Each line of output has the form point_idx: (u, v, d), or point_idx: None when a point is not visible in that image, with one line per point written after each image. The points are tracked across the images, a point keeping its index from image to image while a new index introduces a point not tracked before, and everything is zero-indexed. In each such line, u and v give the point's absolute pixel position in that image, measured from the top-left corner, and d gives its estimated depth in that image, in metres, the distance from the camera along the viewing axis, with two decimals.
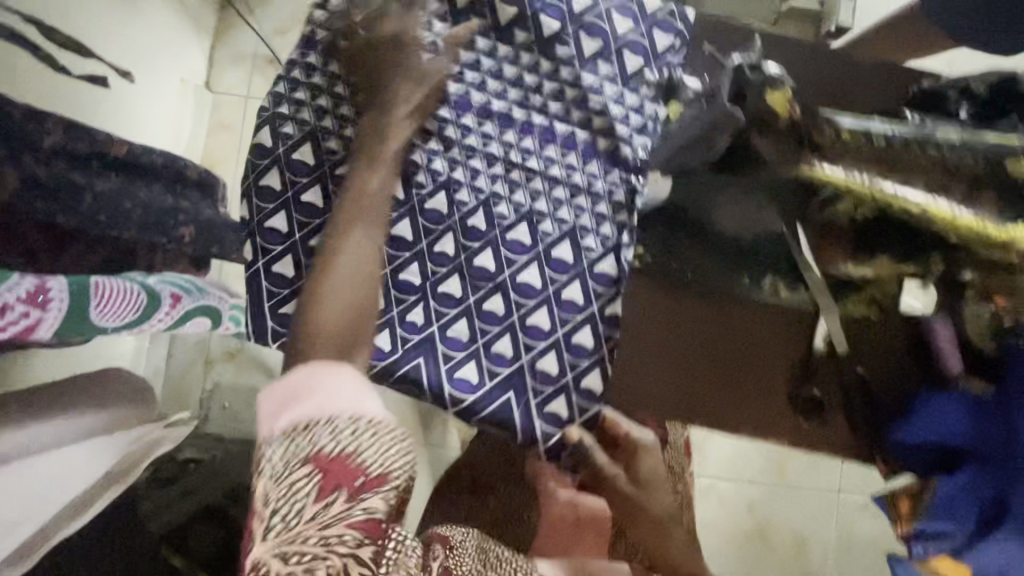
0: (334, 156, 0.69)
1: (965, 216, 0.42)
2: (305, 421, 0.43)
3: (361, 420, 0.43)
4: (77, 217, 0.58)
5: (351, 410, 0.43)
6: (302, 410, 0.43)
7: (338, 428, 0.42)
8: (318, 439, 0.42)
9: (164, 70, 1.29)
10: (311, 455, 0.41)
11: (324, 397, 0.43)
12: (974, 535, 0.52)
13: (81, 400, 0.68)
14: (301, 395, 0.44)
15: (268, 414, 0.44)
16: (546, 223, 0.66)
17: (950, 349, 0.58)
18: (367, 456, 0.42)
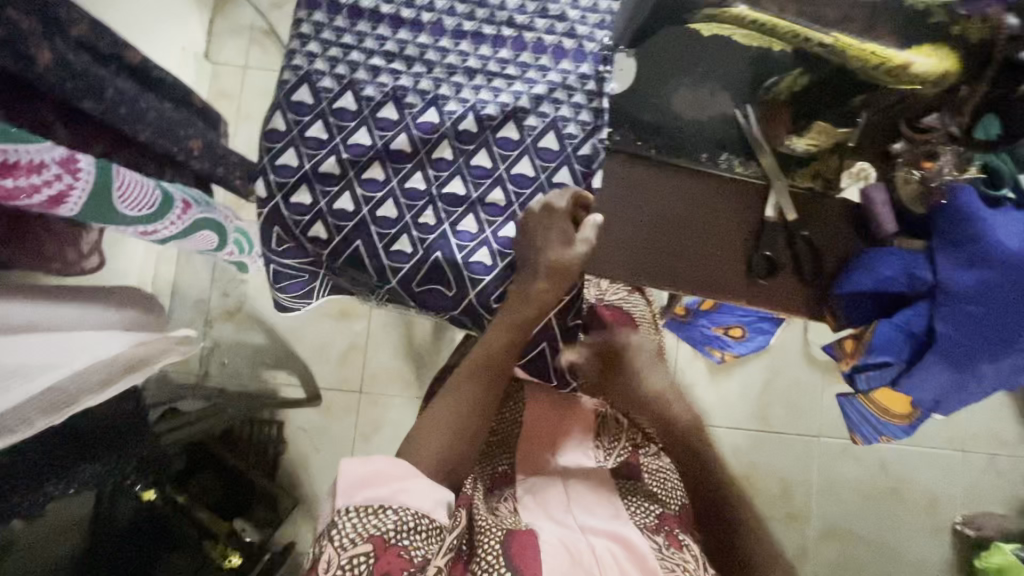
0: (329, 91, 0.65)
1: (870, 43, 0.47)
2: (379, 503, 0.56)
3: (423, 517, 0.58)
4: (103, 104, 0.64)
5: (414, 504, 0.58)
6: (381, 496, 0.56)
7: (417, 518, 0.57)
8: (386, 523, 0.55)
9: (167, 36, 1.37)
10: (375, 534, 0.54)
11: (396, 492, 0.57)
12: (907, 361, 0.61)
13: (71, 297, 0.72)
14: (389, 482, 0.58)
15: (345, 489, 0.57)
16: (531, 120, 0.67)
17: (884, 209, 0.65)
18: (414, 544, 0.56)
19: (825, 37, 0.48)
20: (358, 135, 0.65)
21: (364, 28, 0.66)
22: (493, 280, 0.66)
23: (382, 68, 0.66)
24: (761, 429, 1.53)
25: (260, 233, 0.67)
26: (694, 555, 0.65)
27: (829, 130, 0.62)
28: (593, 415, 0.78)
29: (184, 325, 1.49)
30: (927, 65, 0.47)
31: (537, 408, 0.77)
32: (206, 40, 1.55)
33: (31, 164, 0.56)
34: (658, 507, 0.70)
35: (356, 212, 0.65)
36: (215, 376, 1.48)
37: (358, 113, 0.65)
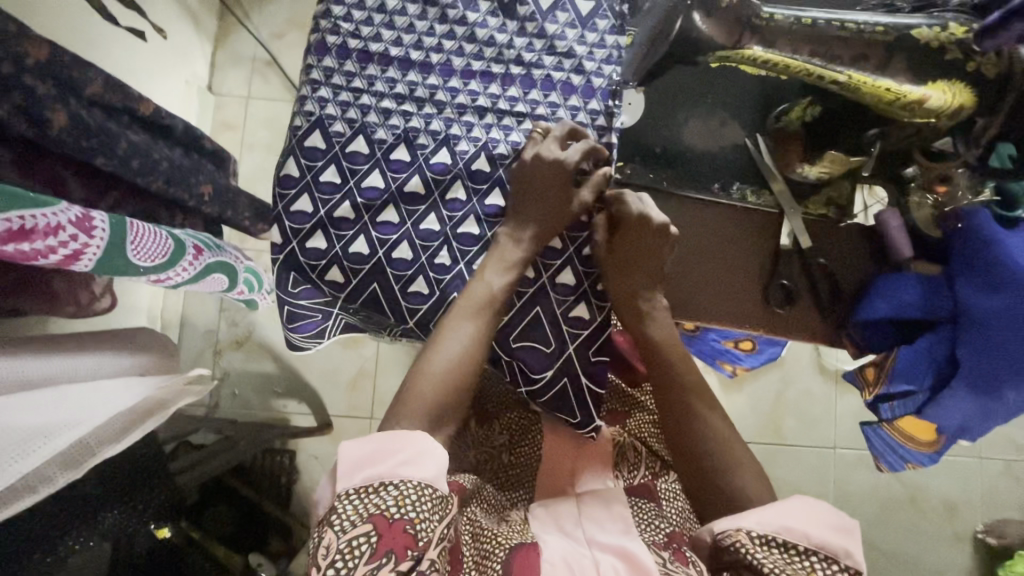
0: (341, 136, 0.66)
1: (885, 80, 0.47)
2: (379, 480, 0.48)
3: (427, 489, 0.48)
4: (115, 159, 0.65)
5: (418, 476, 0.48)
6: (379, 471, 0.48)
7: (421, 492, 0.47)
8: (386, 500, 0.47)
9: (171, 72, 1.38)
10: (375, 515, 0.46)
11: (400, 461, 0.48)
12: (931, 389, 0.61)
13: (89, 347, 0.73)
14: (387, 454, 0.49)
15: (342, 468, 0.48)
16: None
17: (900, 235, 0.64)
18: (420, 518, 0.46)
19: (839, 74, 0.48)
20: (372, 178, 0.65)
21: (374, 71, 0.66)
22: (511, 319, 0.66)
23: (393, 110, 0.66)
24: (776, 442, 1.51)
25: (276, 276, 0.67)
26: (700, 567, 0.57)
27: (842, 159, 0.63)
28: (611, 445, 0.77)
29: (194, 356, 1.49)
30: (940, 99, 0.47)
31: (555, 436, 0.76)
32: (209, 72, 1.57)
33: (47, 227, 0.56)
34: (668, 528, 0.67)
35: (372, 255, 0.65)
36: (225, 408, 1.47)
37: (371, 156, 0.66)
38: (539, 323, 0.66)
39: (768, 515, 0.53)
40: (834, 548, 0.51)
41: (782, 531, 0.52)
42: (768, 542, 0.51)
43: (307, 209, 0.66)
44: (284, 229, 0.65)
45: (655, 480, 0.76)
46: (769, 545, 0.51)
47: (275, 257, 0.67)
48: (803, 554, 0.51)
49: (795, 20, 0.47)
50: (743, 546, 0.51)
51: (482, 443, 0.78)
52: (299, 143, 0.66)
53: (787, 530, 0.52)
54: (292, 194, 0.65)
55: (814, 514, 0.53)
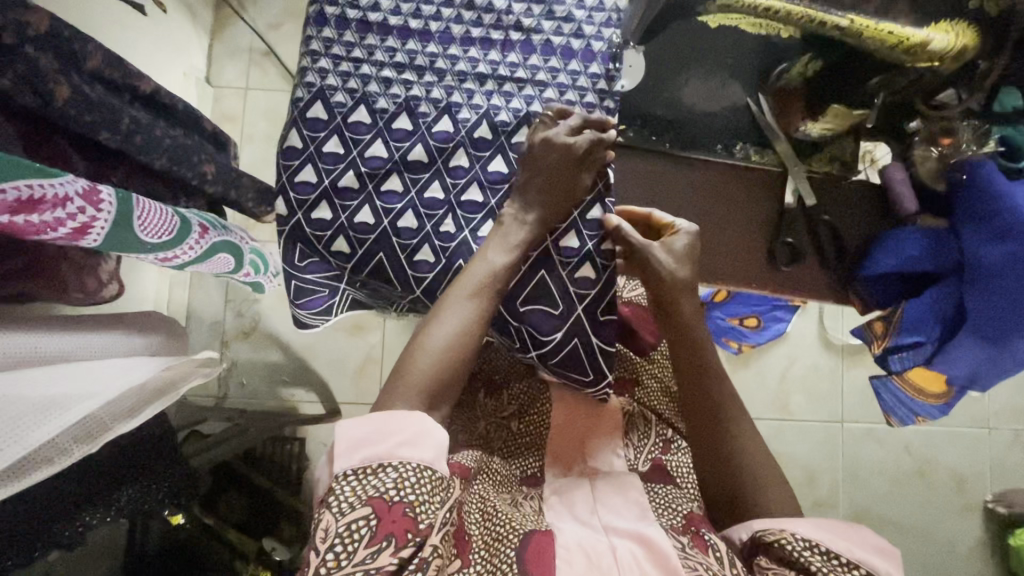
0: (343, 106, 0.66)
1: (887, 23, 0.47)
2: (377, 462, 0.47)
3: (426, 471, 0.47)
4: (118, 134, 0.65)
5: (418, 458, 0.48)
6: (377, 452, 0.47)
7: (420, 474, 0.47)
8: (386, 482, 0.46)
9: (169, 63, 1.38)
10: (374, 497, 0.45)
11: (398, 442, 0.48)
12: (939, 341, 0.61)
13: (93, 327, 0.73)
14: (386, 437, 0.48)
15: (340, 450, 0.48)
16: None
17: (905, 188, 0.65)
18: (419, 501, 0.46)
19: (840, 19, 0.48)
20: (374, 147, 0.66)
21: (373, 41, 0.67)
22: (516, 285, 0.66)
23: (394, 79, 0.66)
24: (783, 418, 1.51)
25: (284, 250, 0.68)
26: (721, 555, 0.56)
27: (846, 113, 0.62)
28: (621, 414, 0.78)
29: (200, 347, 1.50)
30: (945, 40, 0.47)
31: (566, 409, 0.77)
32: (207, 64, 1.57)
33: (56, 198, 0.56)
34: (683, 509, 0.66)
35: (377, 225, 0.66)
36: (233, 398, 1.49)
37: (373, 126, 0.66)
38: (546, 286, 0.66)
39: (818, 527, 0.55)
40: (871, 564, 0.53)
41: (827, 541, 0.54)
42: (815, 547, 0.53)
43: (312, 180, 0.66)
44: (290, 201, 0.66)
45: (665, 453, 0.76)
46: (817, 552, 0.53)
47: (282, 229, 0.67)
48: (846, 567, 0.52)
49: None
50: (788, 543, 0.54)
51: (491, 414, 0.80)
52: (301, 115, 0.66)
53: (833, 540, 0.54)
54: (298, 160, 0.66)
55: (858, 536, 0.55)
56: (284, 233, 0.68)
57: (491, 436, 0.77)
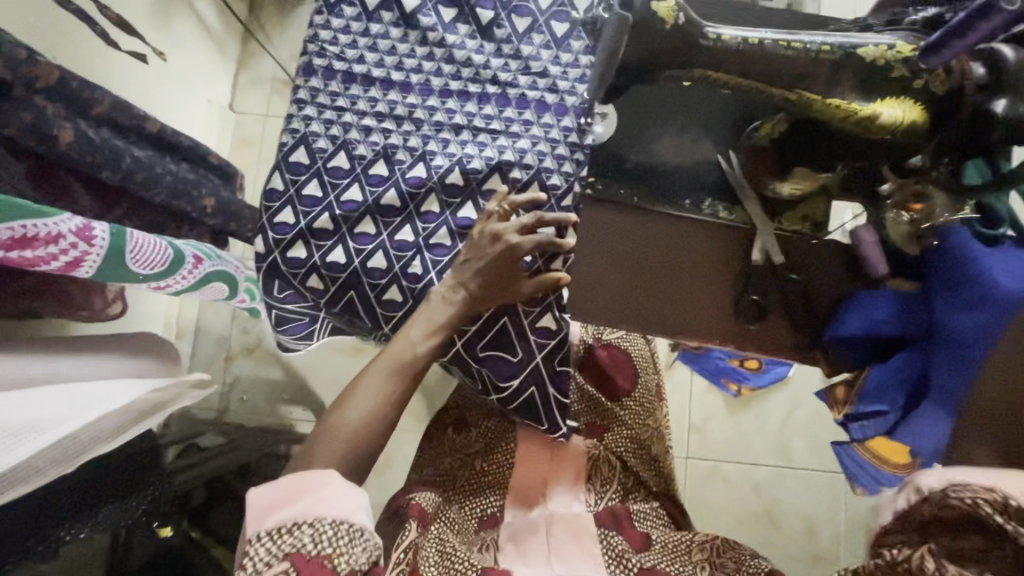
0: (324, 151, 0.73)
1: (837, 97, 0.47)
2: (292, 521, 0.54)
3: (342, 524, 0.55)
4: (119, 172, 0.70)
5: (332, 513, 0.55)
6: (294, 512, 0.54)
7: (336, 528, 0.54)
8: (303, 538, 0.53)
9: (193, 92, 1.47)
10: (292, 551, 0.53)
11: (314, 501, 0.55)
12: (902, 410, 0.59)
13: (86, 344, 0.80)
14: (298, 498, 0.55)
15: (256, 514, 0.55)
16: (516, 172, 0.71)
17: (874, 250, 0.64)
18: (337, 553, 0.53)
19: (786, 92, 0.49)
20: (351, 192, 0.72)
21: (356, 91, 0.73)
22: (478, 330, 0.71)
23: (374, 128, 0.72)
24: (782, 466, 1.47)
25: (263, 284, 0.74)
26: None
27: (810, 176, 0.63)
28: (585, 457, 0.82)
29: (207, 361, 1.56)
30: (896, 114, 0.47)
31: (531, 453, 0.80)
32: (231, 92, 1.66)
33: (49, 235, 0.61)
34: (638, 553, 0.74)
35: (348, 264, 0.72)
36: (234, 413, 1.53)
37: (351, 171, 0.72)
38: (508, 333, 0.71)
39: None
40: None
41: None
42: None
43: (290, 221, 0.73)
44: (266, 241, 0.72)
45: (628, 496, 0.83)
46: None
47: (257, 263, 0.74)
48: None
49: (743, 39, 0.48)
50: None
51: (457, 449, 0.82)
52: (286, 157, 0.73)
53: None
54: (283, 196, 0.73)
55: None
56: (263, 267, 0.74)
57: (452, 472, 0.81)
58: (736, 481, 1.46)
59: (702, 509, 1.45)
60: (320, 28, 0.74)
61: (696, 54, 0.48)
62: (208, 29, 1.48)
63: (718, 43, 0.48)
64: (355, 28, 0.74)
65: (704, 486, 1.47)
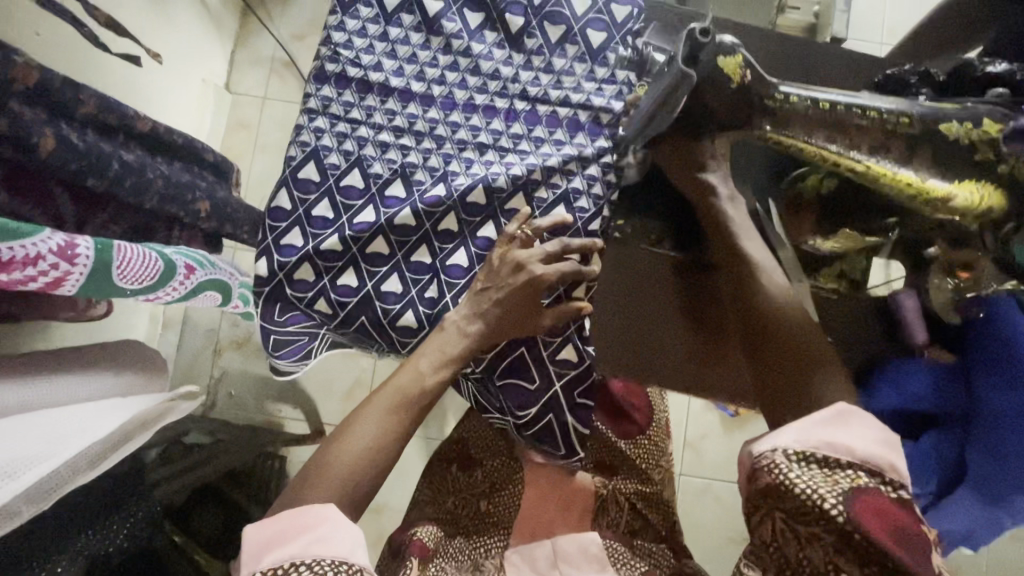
0: (336, 168, 0.68)
1: (907, 174, 0.43)
2: (289, 561, 0.49)
3: (341, 565, 0.49)
4: (106, 181, 0.64)
5: (331, 553, 0.50)
6: (289, 553, 0.49)
7: (335, 569, 0.49)
8: None
9: (188, 71, 1.39)
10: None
11: (311, 540, 0.50)
12: (937, 493, 0.56)
13: (67, 363, 0.76)
14: (296, 536, 0.50)
15: (251, 555, 0.50)
16: (542, 191, 0.66)
17: (915, 319, 0.62)
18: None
19: (858, 163, 0.43)
20: (364, 213, 0.67)
21: (373, 102, 0.68)
22: (495, 356, 0.68)
23: (391, 144, 0.68)
24: None
25: (264, 309, 0.69)
26: None
27: (856, 237, 0.59)
28: (592, 497, 0.80)
29: (194, 353, 1.50)
30: (968, 196, 0.42)
31: (538, 490, 0.80)
32: (228, 70, 1.57)
33: (27, 258, 0.55)
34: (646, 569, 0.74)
35: (359, 287, 0.67)
36: (221, 407, 1.49)
37: (366, 191, 0.67)
38: (525, 362, 0.67)
39: (808, 429, 0.51)
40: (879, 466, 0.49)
41: (890, 470, 0.49)
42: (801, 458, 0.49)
43: (298, 243, 0.68)
44: (269, 264, 0.68)
45: (632, 539, 0.79)
46: (805, 461, 0.49)
47: (259, 289, 0.69)
48: (841, 467, 0.49)
49: (811, 102, 0.43)
50: (779, 465, 0.49)
51: (461, 487, 0.81)
52: (293, 175, 0.69)
53: (827, 445, 0.50)
54: (292, 216, 0.68)
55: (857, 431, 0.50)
56: (261, 285, 0.68)
57: (456, 510, 0.79)
58: (729, 500, 1.46)
59: (694, 527, 1.45)
60: (333, 29, 0.68)
61: (759, 116, 0.44)
62: (205, 4, 1.39)
63: (785, 104, 0.43)
64: (373, 32, 0.68)
65: (696, 504, 1.46)
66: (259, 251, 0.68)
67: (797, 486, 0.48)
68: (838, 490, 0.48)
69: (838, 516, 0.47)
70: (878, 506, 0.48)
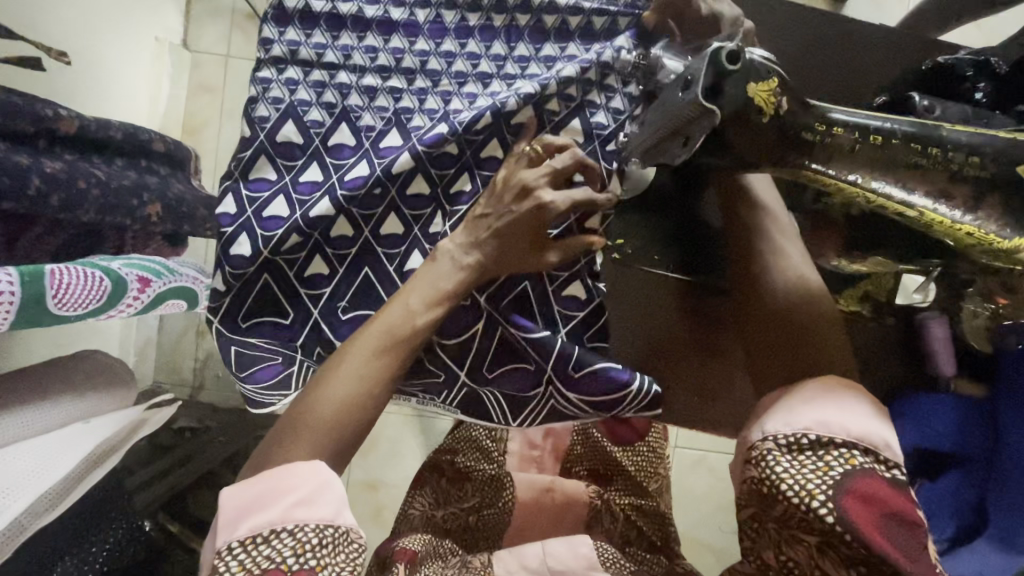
0: (320, 125, 0.59)
1: (969, 224, 0.35)
2: (269, 527, 0.43)
3: (327, 528, 0.44)
4: (26, 200, 0.57)
5: (318, 517, 0.44)
6: (269, 518, 0.43)
7: (321, 534, 0.44)
8: (283, 547, 0.43)
9: (138, 28, 1.24)
10: (268, 569, 0.42)
11: (293, 503, 0.44)
12: (949, 541, 0.51)
13: (29, 386, 0.70)
14: (276, 498, 0.44)
15: (225, 520, 0.44)
16: (553, 105, 0.57)
17: (944, 349, 0.58)
18: (322, 565, 0.43)
19: (909, 209, 0.36)
20: (357, 168, 0.57)
21: (348, 41, 0.59)
22: (494, 293, 0.57)
23: (379, 88, 0.59)
24: None
25: (230, 308, 0.59)
26: None
27: (888, 264, 0.51)
28: (586, 506, 0.79)
29: (175, 335, 1.44)
30: None
31: (532, 500, 0.79)
32: (183, 25, 1.40)
33: None
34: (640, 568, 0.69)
35: (357, 237, 0.58)
36: (209, 389, 1.45)
37: (358, 147, 0.58)
38: (528, 301, 0.58)
39: (797, 416, 0.46)
40: (875, 439, 0.44)
41: (885, 448, 0.44)
42: (793, 448, 0.45)
43: (283, 213, 0.58)
44: (251, 255, 0.57)
45: (625, 546, 0.74)
46: (800, 452, 0.44)
47: (241, 272, 0.57)
48: (839, 446, 0.44)
49: (860, 134, 0.35)
50: (769, 456, 0.45)
51: (452, 500, 0.77)
52: (269, 139, 0.59)
53: (821, 425, 0.44)
54: (276, 184, 0.58)
55: (847, 406, 0.46)
56: (226, 279, 0.58)
57: (446, 526, 0.74)
58: (723, 472, 1.46)
59: (688, 497, 1.46)
60: None
61: (794, 151, 0.36)
62: None
63: (828, 137, 0.35)
64: None
65: (692, 475, 1.45)
66: (238, 227, 0.58)
67: (784, 481, 0.43)
68: (829, 480, 0.42)
69: (827, 517, 0.41)
70: (870, 493, 0.42)
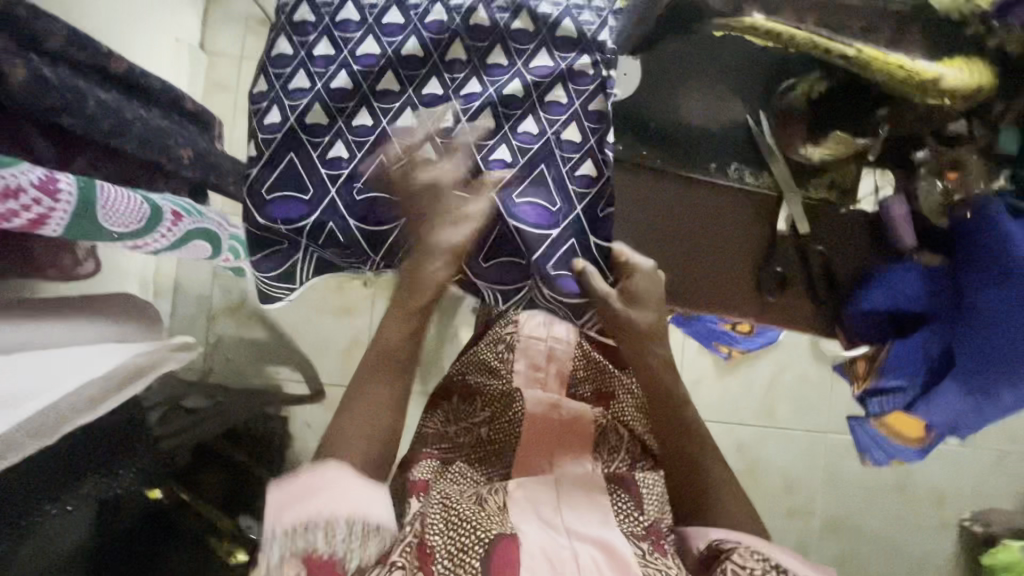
0: (330, 6, 0.66)
1: (898, 56, 0.45)
2: (303, 521, 0.56)
3: (353, 524, 0.57)
4: (82, 118, 0.64)
5: (342, 514, 0.57)
6: (303, 514, 0.57)
7: (346, 530, 0.57)
8: (313, 537, 0.56)
9: (162, 27, 1.34)
10: (304, 548, 0.56)
11: (322, 503, 0.57)
12: (921, 386, 0.62)
13: (63, 309, 0.76)
14: (309, 496, 0.58)
15: (272, 510, 0.58)
16: (545, 7, 0.65)
17: (903, 221, 0.63)
18: (348, 546, 0.57)
19: (848, 49, 0.46)
20: (365, 45, 0.66)
21: None
22: (515, 175, 0.64)
23: None
24: (766, 427, 1.49)
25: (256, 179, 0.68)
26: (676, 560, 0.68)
27: (847, 139, 0.60)
28: (593, 426, 0.81)
29: None
30: (965, 79, 0.46)
31: (541, 415, 0.80)
32: (202, 30, 1.51)
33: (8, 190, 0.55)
34: (644, 515, 0.74)
35: (375, 125, 0.66)
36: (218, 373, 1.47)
37: (363, 23, 0.66)
38: (544, 183, 0.64)
39: None
40: None
41: None
42: None
43: (304, 87, 0.67)
44: (280, 125, 0.67)
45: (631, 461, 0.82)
46: None
47: (269, 137, 0.67)
48: None
49: None
50: None
51: (461, 417, 0.85)
52: (290, 19, 0.67)
53: None
54: (294, 59, 0.67)
55: None
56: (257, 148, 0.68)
57: (458, 441, 0.82)
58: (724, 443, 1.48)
59: None
60: None
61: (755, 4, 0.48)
62: None
63: None
64: None
65: None
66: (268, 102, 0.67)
67: None
68: None
69: None
70: None
